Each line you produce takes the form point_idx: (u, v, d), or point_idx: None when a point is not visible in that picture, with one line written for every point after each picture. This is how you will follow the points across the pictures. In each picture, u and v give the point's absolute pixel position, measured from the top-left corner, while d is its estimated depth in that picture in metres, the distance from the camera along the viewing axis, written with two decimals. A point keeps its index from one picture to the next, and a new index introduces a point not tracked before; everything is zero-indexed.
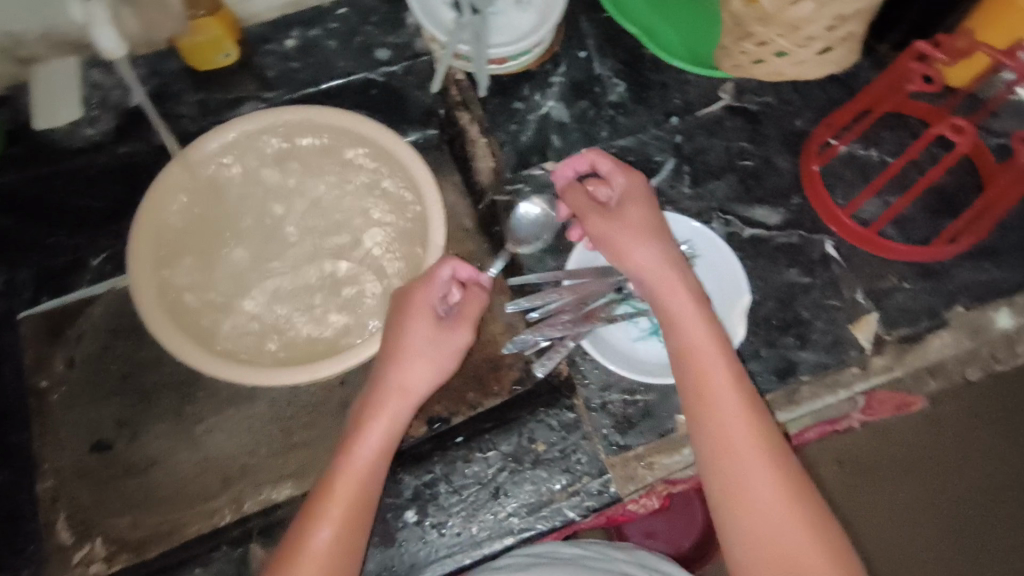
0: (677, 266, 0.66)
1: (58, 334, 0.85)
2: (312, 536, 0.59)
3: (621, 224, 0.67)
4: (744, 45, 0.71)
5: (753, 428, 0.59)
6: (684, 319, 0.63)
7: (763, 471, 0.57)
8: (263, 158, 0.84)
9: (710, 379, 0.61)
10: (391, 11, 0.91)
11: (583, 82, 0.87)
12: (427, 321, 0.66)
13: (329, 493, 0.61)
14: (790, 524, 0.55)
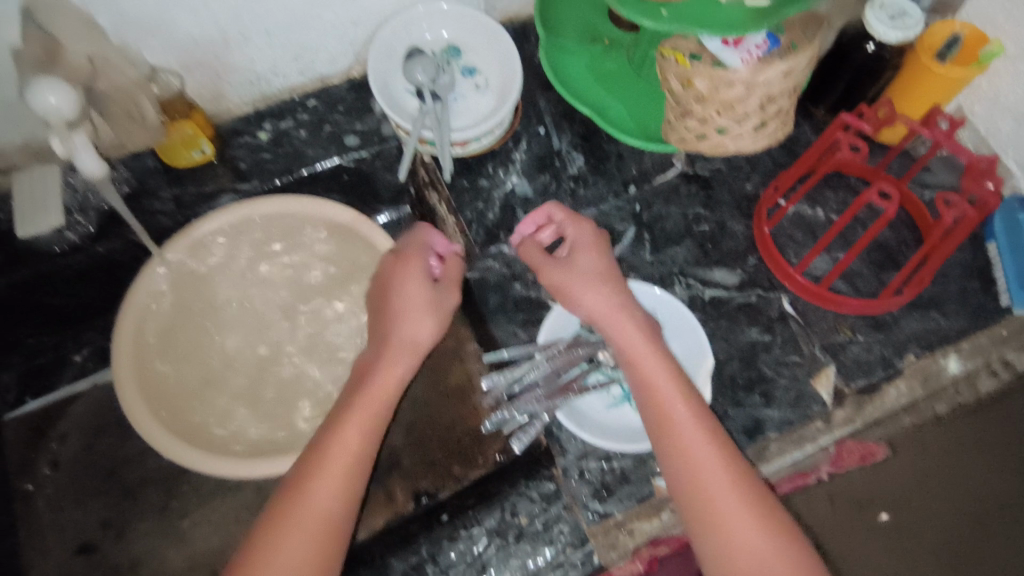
0: (626, 308, 0.70)
1: (42, 436, 0.86)
2: (310, 496, 0.62)
3: (573, 272, 0.73)
4: (685, 121, 0.75)
5: (711, 447, 0.62)
6: (641, 358, 0.68)
7: (728, 488, 0.60)
8: (238, 247, 0.85)
9: (668, 408, 0.65)
10: (357, 98, 0.95)
11: (544, 157, 0.91)
12: (421, 288, 0.74)
13: (321, 473, 0.63)
14: (760, 538, 0.58)
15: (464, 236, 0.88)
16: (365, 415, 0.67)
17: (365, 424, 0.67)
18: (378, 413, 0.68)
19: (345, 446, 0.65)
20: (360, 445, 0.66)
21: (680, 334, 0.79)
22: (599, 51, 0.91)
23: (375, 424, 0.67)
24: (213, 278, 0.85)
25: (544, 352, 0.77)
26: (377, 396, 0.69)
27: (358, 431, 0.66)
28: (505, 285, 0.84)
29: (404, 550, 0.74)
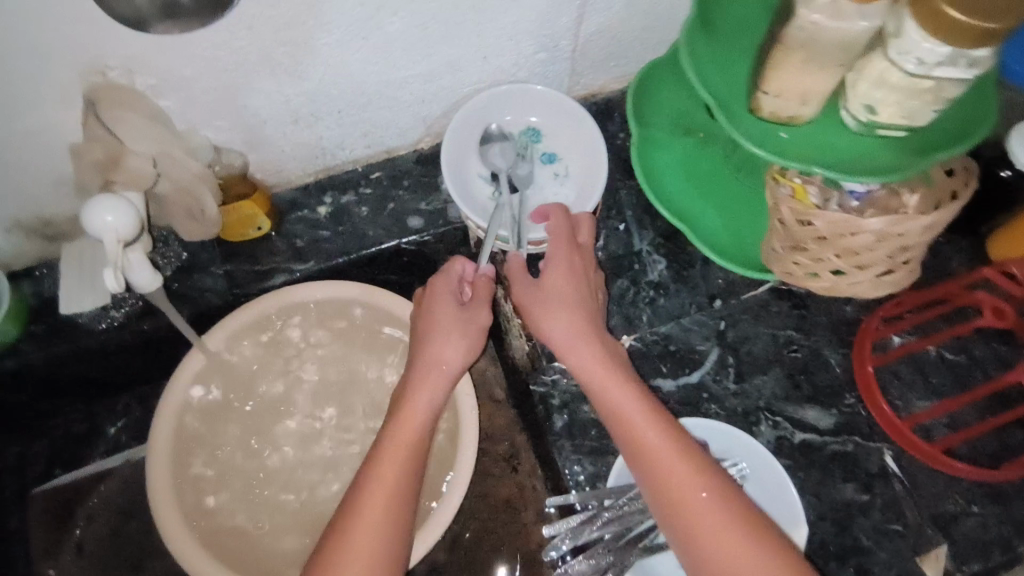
0: (586, 333, 0.67)
1: (67, 518, 0.82)
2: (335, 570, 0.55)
3: (543, 288, 0.70)
4: (796, 256, 0.66)
5: (713, 499, 0.58)
6: (620, 402, 0.64)
7: (742, 546, 0.56)
8: (290, 337, 0.81)
9: (655, 457, 0.61)
10: (424, 173, 0.88)
11: (622, 258, 0.84)
12: (455, 326, 0.69)
13: (344, 543, 0.56)
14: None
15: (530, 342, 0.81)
16: (387, 469, 0.61)
17: (390, 479, 0.60)
18: (403, 471, 0.61)
19: (371, 507, 0.58)
20: (389, 506, 0.59)
21: (766, 490, 0.70)
22: (693, 147, 0.82)
23: (403, 482, 0.60)
24: (262, 364, 0.81)
25: (613, 499, 0.71)
26: (402, 451, 0.62)
27: (383, 491, 0.59)
28: (573, 405, 0.77)
29: None
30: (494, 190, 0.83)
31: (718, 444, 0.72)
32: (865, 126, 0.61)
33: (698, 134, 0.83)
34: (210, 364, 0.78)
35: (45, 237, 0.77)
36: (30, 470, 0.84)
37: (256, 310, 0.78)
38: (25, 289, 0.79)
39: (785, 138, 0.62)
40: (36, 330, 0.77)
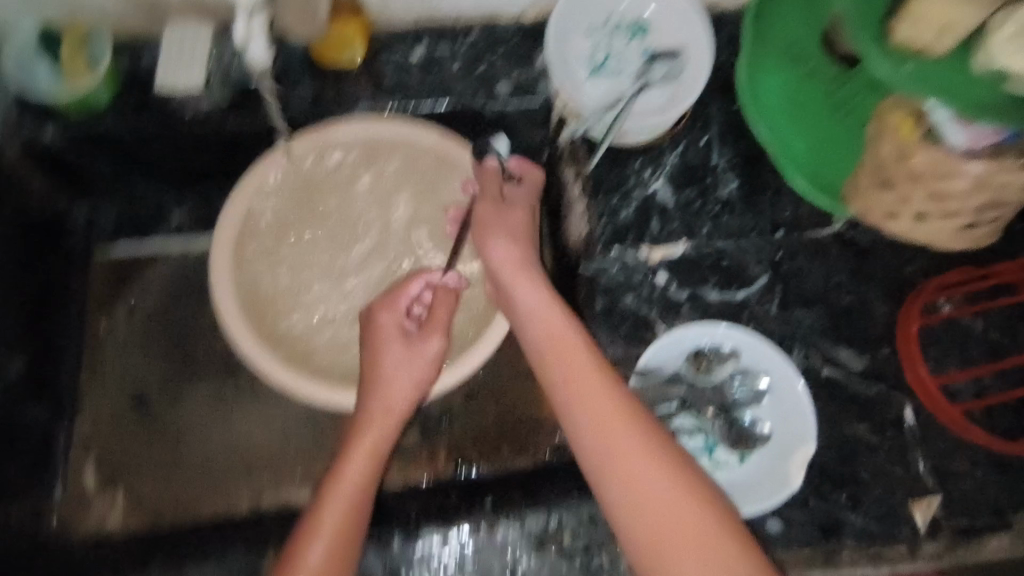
0: (525, 264, 0.69)
1: (127, 280, 0.89)
2: (306, 553, 0.61)
3: (497, 219, 0.72)
4: (881, 193, 0.66)
5: (634, 427, 0.58)
6: (561, 353, 0.63)
7: (660, 474, 0.56)
8: (358, 171, 0.81)
9: (581, 388, 0.61)
10: (522, 45, 0.86)
11: (696, 168, 0.84)
12: (410, 357, 0.71)
13: (314, 526, 0.62)
14: (704, 526, 0.54)
15: (590, 229, 0.81)
16: (380, 415, 0.69)
17: (348, 481, 0.65)
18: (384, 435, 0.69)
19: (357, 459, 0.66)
20: (373, 459, 0.67)
21: (783, 405, 0.71)
22: (797, 74, 0.79)
23: (386, 436, 0.69)
24: (329, 183, 0.81)
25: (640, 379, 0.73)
26: (389, 399, 0.70)
27: (373, 440, 0.68)
28: (617, 292, 0.79)
29: (441, 523, 0.71)
30: (591, 70, 0.82)
31: (752, 356, 0.72)
32: (996, 73, 0.55)
33: (807, 64, 0.79)
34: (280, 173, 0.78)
35: (148, 13, 0.76)
36: (95, 233, 0.89)
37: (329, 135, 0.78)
38: (122, 61, 0.78)
39: (912, 71, 0.56)
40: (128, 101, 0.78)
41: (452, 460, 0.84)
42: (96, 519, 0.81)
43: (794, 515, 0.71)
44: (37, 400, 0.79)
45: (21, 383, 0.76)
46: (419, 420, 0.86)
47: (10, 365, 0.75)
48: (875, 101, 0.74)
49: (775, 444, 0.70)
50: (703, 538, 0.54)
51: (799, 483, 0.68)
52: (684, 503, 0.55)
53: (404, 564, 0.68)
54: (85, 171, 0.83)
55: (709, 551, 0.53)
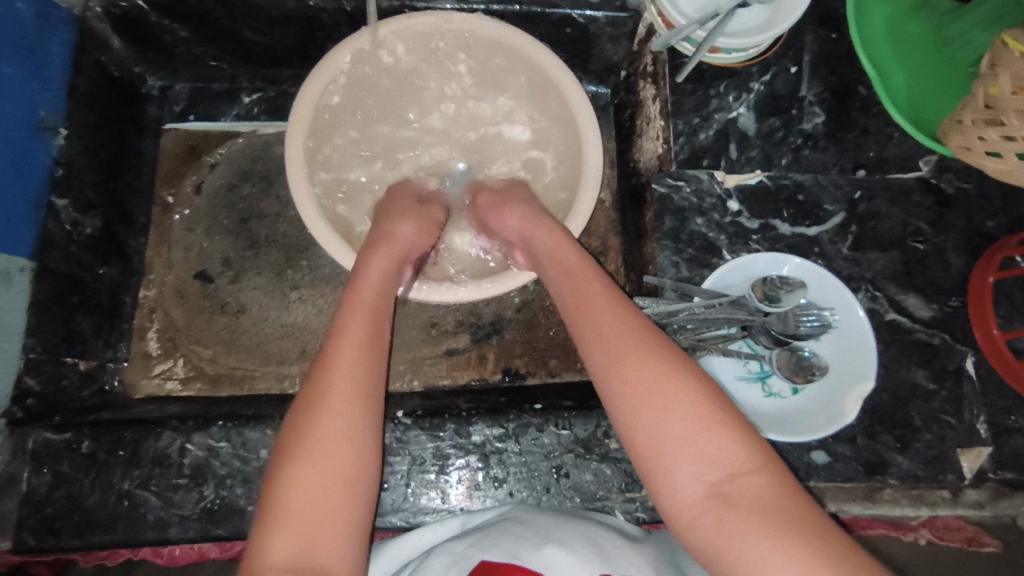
0: (541, 212, 0.71)
1: (197, 155, 0.90)
2: (319, 429, 0.54)
3: (507, 197, 0.75)
4: (986, 130, 0.62)
5: (638, 340, 0.57)
6: (592, 297, 0.62)
7: (661, 383, 0.54)
8: (439, 64, 0.80)
9: (586, 309, 0.61)
10: None
11: (783, 98, 0.80)
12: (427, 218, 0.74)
13: (321, 400, 0.55)
14: (707, 432, 0.51)
15: (666, 146, 0.80)
16: (361, 299, 0.63)
17: (362, 364, 0.58)
18: (376, 308, 0.63)
19: (350, 334, 0.60)
20: (369, 337, 0.60)
21: (845, 340, 0.71)
22: (908, 7, 0.77)
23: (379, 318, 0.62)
24: (407, 73, 0.80)
25: (704, 299, 0.72)
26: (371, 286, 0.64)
27: (362, 322, 0.61)
28: (687, 215, 0.77)
29: (492, 418, 0.70)
30: None
31: (820, 292, 0.72)
32: None
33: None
34: (358, 56, 0.74)
35: None
36: (168, 105, 0.91)
37: (413, 23, 0.74)
38: None
39: None
40: None
41: (500, 367, 0.85)
42: (155, 381, 0.84)
43: (840, 450, 0.71)
44: (108, 258, 0.81)
45: (97, 238, 0.78)
46: (472, 324, 0.87)
47: (86, 220, 0.77)
48: (984, 40, 0.71)
49: (831, 378, 0.71)
50: (703, 444, 0.51)
51: (854, 415, 0.68)
52: (687, 408, 0.52)
53: (454, 450, 0.69)
54: (166, 35, 0.82)
55: (708, 457, 0.51)
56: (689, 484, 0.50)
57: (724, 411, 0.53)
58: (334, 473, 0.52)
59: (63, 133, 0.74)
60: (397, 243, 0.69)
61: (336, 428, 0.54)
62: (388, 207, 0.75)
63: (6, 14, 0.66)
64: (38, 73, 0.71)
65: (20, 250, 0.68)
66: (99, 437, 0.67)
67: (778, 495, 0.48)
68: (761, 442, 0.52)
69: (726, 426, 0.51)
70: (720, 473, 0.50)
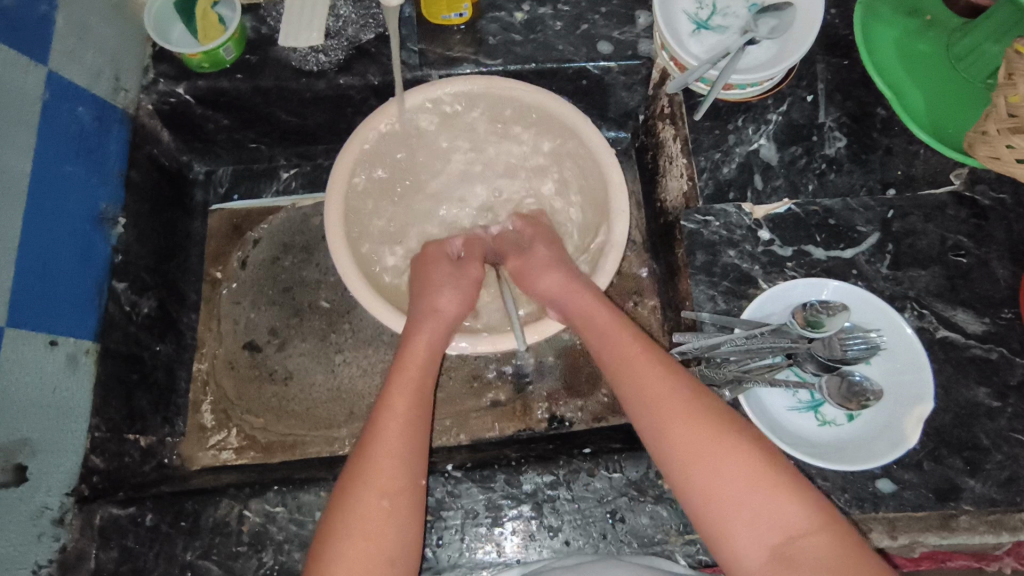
0: (573, 275, 0.72)
1: (240, 232, 0.96)
2: (360, 503, 0.55)
3: (531, 262, 0.76)
4: (1012, 138, 0.62)
5: (682, 403, 0.58)
6: (633, 360, 0.64)
7: (714, 447, 0.55)
8: (462, 126, 0.84)
9: (635, 370, 0.63)
10: (623, 5, 0.88)
11: (801, 126, 0.81)
12: (459, 279, 0.75)
13: (362, 473, 0.57)
14: (763, 500, 0.52)
15: (691, 183, 0.82)
16: (402, 371, 0.64)
17: (400, 433, 0.59)
18: (417, 379, 0.64)
19: (394, 408, 0.61)
20: (411, 409, 0.61)
21: (896, 362, 0.70)
22: (914, 27, 0.79)
23: (421, 388, 0.64)
24: (433, 135, 0.84)
25: (744, 329, 0.71)
26: (411, 358, 0.66)
27: (405, 395, 0.62)
28: (718, 248, 0.77)
29: (540, 465, 0.70)
30: (696, 24, 0.80)
31: (861, 311, 0.71)
32: None
33: (925, 17, 0.79)
34: (386, 125, 0.79)
35: None
36: (214, 188, 0.98)
37: (437, 89, 0.79)
38: (247, 23, 0.83)
39: None
40: (250, 60, 0.82)
41: (545, 416, 0.85)
42: (210, 452, 0.86)
43: (907, 478, 0.68)
44: (163, 335, 0.85)
45: (152, 316, 0.83)
46: (514, 375, 0.87)
47: (142, 300, 0.82)
48: (997, 51, 0.72)
49: (886, 402, 0.69)
50: (760, 512, 0.52)
51: (916, 439, 0.66)
52: (742, 475, 0.54)
53: (506, 501, 0.69)
54: (209, 125, 0.89)
55: (767, 525, 0.52)
56: (749, 550, 0.52)
57: (785, 478, 0.54)
58: (377, 548, 0.54)
59: (122, 222, 0.80)
60: (440, 316, 0.71)
61: (382, 506, 0.56)
62: (423, 276, 0.76)
63: (70, 118, 0.73)
64: (97, 167, 0.77)
65: (85, 332, 0.73)
66: (162, 510, 0.69)
67: (840, 562, 0.50)
68: (820, 504, 0.53)
69: (783, 495, 0.53)
70: (778, 539, 0.52)
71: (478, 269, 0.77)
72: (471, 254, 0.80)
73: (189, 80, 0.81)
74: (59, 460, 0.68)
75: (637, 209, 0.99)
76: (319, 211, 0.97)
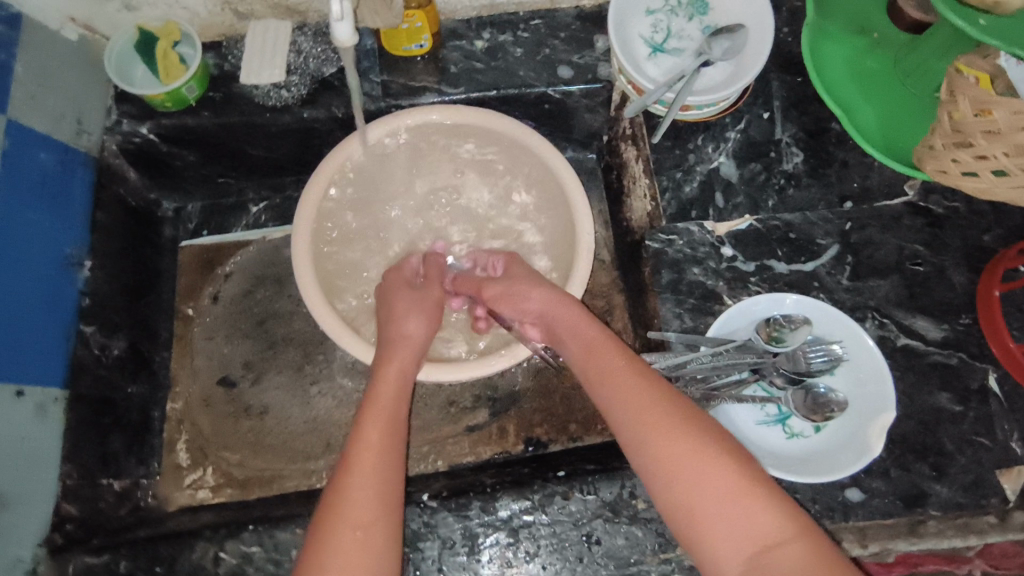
0: (562, 291, 0.73)
1: (210, 267, 0.96)
2: (335, 535, 0.55)
3: (513, 283, 0.76)
4: (958, 152, 0.64)
5: (659, 418, 0.59)
6: (610, 378, 0.64)
7: (689, 460, 0.56)
8: (427, 155, 0.85)
9: (613, 385, 0.64)
10: (582, 29, 0.89)
11: (759, 143, 0.83)
12: (421, 308, 0.76)
13: (337, 506, 0.57)
14: (734, 506, 0.53)
15: (655, 203, 0.83)
16: (376, 404, 0.65)
17: (375, 463, 0.60)
18: (395, 410, 0.65)
19: (369, 440, 0.61)
20: (386, 441, 0.62)
21: (857, 372, 0.71)
22: (863, 45, 0.81)
23: (397, 420, 0.64)
24: (399, 165, 0.85)
25: (710, 347, 0.73)
26: (389, 390, 0.66)
27: (378, 425, 0.63)
28: (683, 266, 0.78)
29: (516, 491, 0.70)
30: (653, 48, 0.82)
31: (823, 324, 0.72)
32: None
33: (873, 34, 0.81)
34: (351, 157, 0.80)
35: (235, 12, 0.82)
36: (183, 225, 0.98)
37: (401, 120, 0.80)
38: (208, 59, 0.84)
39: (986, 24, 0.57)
40: (214, 97, 0.83)
41: (522, 438, 0.86)
42: (187, 492, 0.85)
43: (874, 486, 0.70)
44: (135, 376, 0.85)
45: (123, 358, 0.83)
46: (489, 399, 0.88)
47: (112, 342, 0.81)
48: (943, 67, 0.74)
49: (850, 413, 0.70)
50: (737, 520, 0.53)
51: (880, 448, 0.68)
52: (716, 485, 0.54)
53: (482, 528, 0.69)
54: (176, 162, 0.89)
55: (738, 530, 0.53)
56: (729, 559, 0.52)
57: (761, 487, 0.54)
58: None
59: (88, 266, 0.80)
60: (413, 347, 0.72)
61: (359, 538, 0.55)
62: (394, 302, 0.76)
63: (31, 165, 0.73)
64: (61, 213, 0.77)
65: (53, 380, 0.73)
66: (135, 556, 0.69)
67: (817, 564, 0.50)
68: (793, 507, 0.53)
69: (759, 502, 0.53)
70: (755, 546, 0.52)
71: (438, 290, 0.80)
72: (431, 277, 0.81)
73: (152, 119, 0.82)
74: (30, 511, 0.69)
75: (604, 227, 1.00)
76: (290, 242, 0.97)
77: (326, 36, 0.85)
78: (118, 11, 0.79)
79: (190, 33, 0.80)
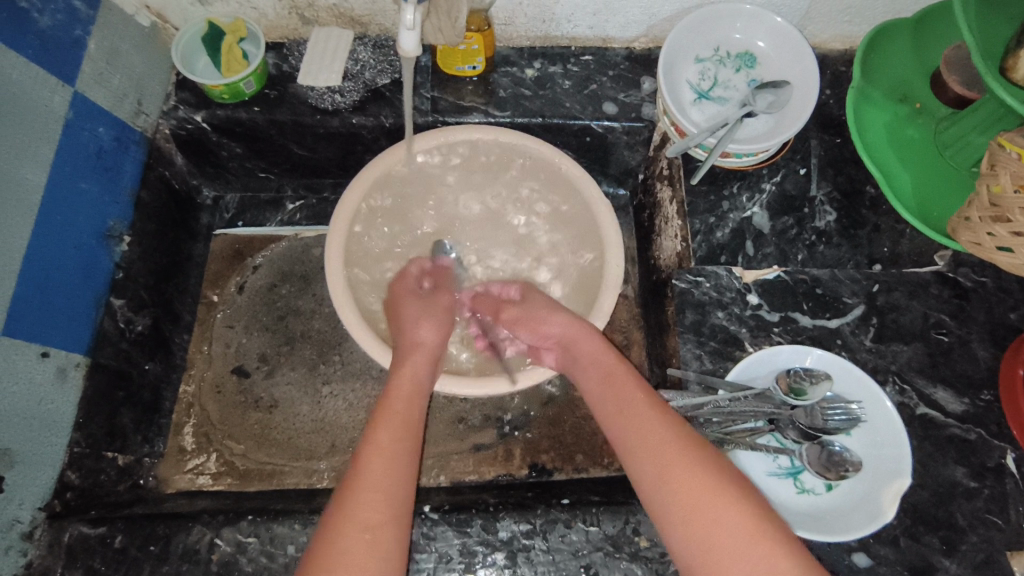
0: (581, 319, 0.73)
1: (241, 257, 0.97)
2: (340, 533, 0.55)
3: (533, 306, 0.77)
4: (995, 226, 0.64)
5: (674, 454, 0.59)
6: (625, 410, 0.65)
7: (706, 500, 0.55)
8: (467, 171, 0.86)
9: (628, 419, 0.64)
10: (630, 69, 0.92)
11: (793, 198, 0.84)
12: (435, 318, 0.77)
13: (346, 505, 0.57)
14: (751, 549, 0.52)
15: (685, 244, 0.84)
16: (391, 408, 0.65)
17: (386, 466, 0.60)
18: (407, 415, 0.65)
19: (379, 445, 0.62)
20: (397, 447, 0.62)
21: (875, 434, 0.70)
22: (905, 114, 0.83)
23: (409, 426, 0.64)
24: (438, 179, 0.86)
25: (728, 392, 0.72)
26: (403, 397, 0.67)
27: (390, 430, 0.63)
28: (708, 309, 0.79)
29: (519, 513, 0.70)
30: (698, 95, 0.84)
31: (844, 382, 0.72)
32: None
33: (916, 104, 0.83)
34: (394, 165, 0.82)
35: (301, 16, 0.85)
36: (220, 214, 1.00)
37: (448, 135, 0.82)
38: (269, 59, 0.87)
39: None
40: (269, 94, 0.85)
41: (527, 462, 0.86)
42: (187, 476, 0.86)
43: (882, 552, 0.68)
44: (153, 354, 0.85)
45: (145, 334, 0.84)
46: (498, 419, 0.88)
47: (137, 318, 0.82)
48: (982, 142, 0.75)
49: (863, 477, 0.69)
50: (752, 561, 0.52)
51: (891, 515, 0.66)
52: (732, 524, 0.54)
53: (481, 547, 0.68)
54: (223, 152, 0.92)
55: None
56: None
57: (776, 529, 0.53)
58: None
59: (127, 241, 0.81)
60: (425, 351, 0.72)
61: (369, 540, 0.55)
62: (398, 311, 0.77)
63: (89, 137, 0.76)
64: (109, 187, 0.79)
65: (78, 346, 0.74)
66: (132, 532, 0.68)
67: None
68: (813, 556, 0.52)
69: (772, 543, 0.52)
70: None
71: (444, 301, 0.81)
72: (439, 285, 0.84)
73: (207, 108, 0.84)
74: (34, 473, 0.68)
75: (630, 264, 1.02)
76: (321, 242, 0.99)
77: (385, 48, 0.88)
78: (190, 4, 0.82)
79: (257, 32, 0.84)
